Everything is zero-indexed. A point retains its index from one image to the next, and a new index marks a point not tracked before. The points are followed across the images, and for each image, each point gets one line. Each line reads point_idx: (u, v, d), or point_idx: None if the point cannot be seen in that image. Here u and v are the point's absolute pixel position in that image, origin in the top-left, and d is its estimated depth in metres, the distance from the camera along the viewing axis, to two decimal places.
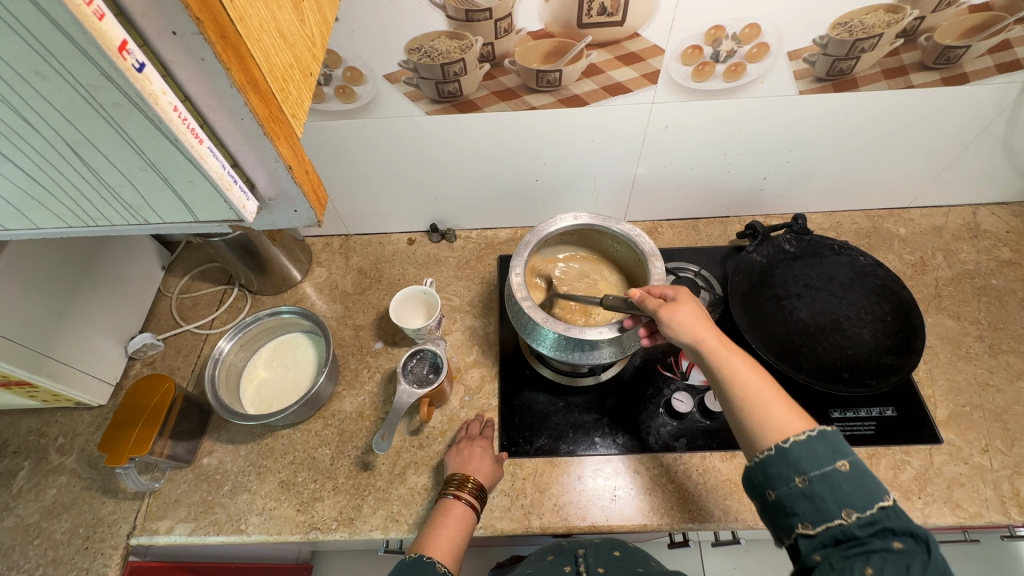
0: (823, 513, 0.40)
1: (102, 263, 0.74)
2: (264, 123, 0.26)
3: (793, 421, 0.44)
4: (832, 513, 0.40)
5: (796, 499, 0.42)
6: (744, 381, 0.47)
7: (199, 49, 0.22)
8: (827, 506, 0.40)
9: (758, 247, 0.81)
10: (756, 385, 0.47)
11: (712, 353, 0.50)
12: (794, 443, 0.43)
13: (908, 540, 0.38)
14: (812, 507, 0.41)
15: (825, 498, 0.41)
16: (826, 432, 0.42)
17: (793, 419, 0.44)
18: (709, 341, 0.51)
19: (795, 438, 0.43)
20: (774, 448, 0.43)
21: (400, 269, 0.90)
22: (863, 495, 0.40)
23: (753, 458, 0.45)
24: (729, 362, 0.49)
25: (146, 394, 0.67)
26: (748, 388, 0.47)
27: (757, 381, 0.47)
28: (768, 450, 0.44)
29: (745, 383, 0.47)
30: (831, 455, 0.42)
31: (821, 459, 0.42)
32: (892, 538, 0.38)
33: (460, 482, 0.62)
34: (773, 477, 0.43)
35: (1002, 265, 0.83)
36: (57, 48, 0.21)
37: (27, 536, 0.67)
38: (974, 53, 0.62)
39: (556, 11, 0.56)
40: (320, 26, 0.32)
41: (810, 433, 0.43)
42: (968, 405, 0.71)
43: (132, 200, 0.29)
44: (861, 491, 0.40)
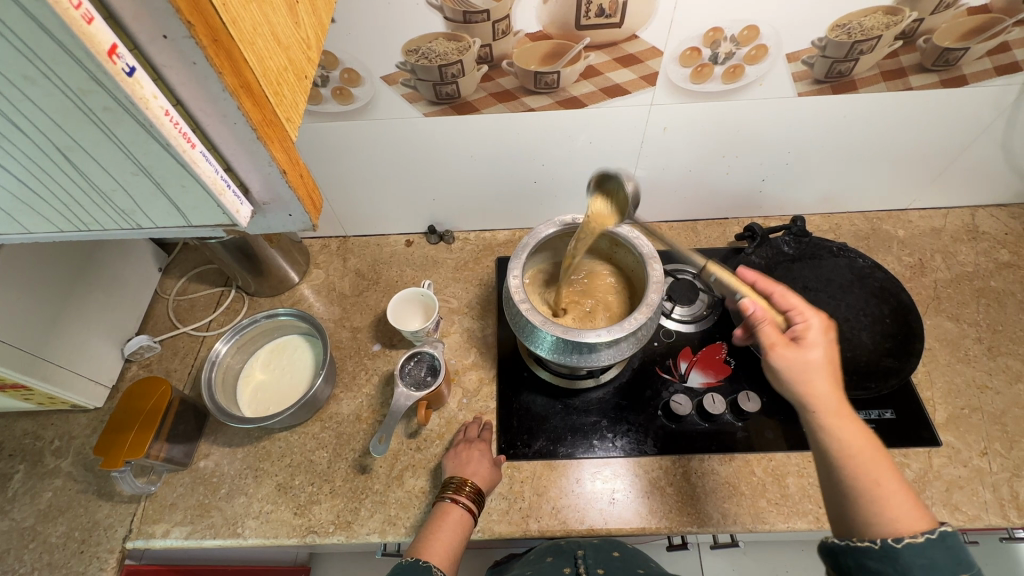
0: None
1: (98, 264, 0.73)
2: (258, 127, 0.26)
3: (910, 516, 0.40)
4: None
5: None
6: (857, 454, 0.44)
7: (191, 53, 0.22)
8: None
9: (757, 248, 0.81)
10: (872, 464, 0.43)
11: (826, 415, 0.46)
12: (908, 546, 0.39)
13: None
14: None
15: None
16: (948, 536, 0.39)
17: (911, 513, 0.41)
18: (826, 400, 0.46)
19: (912, 539, 0.39)
20: (880, 544, 0.40)
21: (398, 271, 0.90)
22: None
23: (849, 543, 0.42)
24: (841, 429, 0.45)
25: (142, 397, 0.66)
26: (864, 463, 0.43)
27: (873, 458, 0.43)
28: (872, 543, 0.41)
29: (858, 458, 0.43)
30: (949, 564, 0.38)
31: (939, 569, 0.38)
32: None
33: (458, 485, 0.62)
34: (871, 572, 0.40)
35: (1000, 267, 0.83)
36: (46, 52, 0.20)
37: (23, 540, 0.66)
38: (972, 55, 0.62)
39: (554, 13, 0.56)
40: (315, 28, 0.32)
41: (929, 538, 0.39)
42: (967, 407, 0.71)
43: (124, 205, 0.29)
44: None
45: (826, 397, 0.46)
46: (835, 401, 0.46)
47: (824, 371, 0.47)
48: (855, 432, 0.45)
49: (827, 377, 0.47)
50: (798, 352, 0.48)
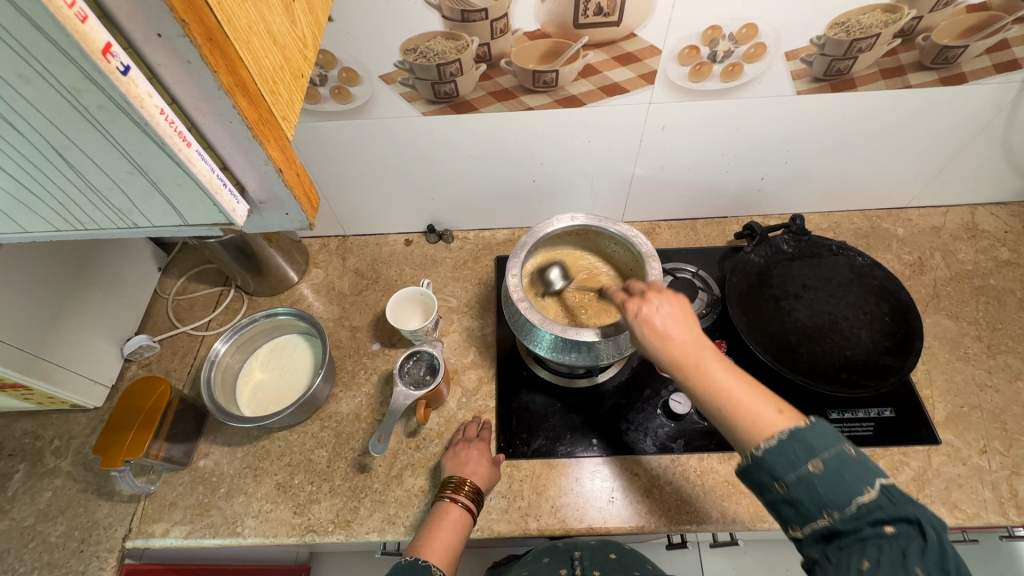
0: (808, 516, 0.38)
1: (97, 264, 0.73)
2: (254, 126, 0.26)
3: (773, 422, 0.39)
4: (815, 513, 0.38)
5: (781, 503, 0.39)
6: (725, 394, 0.40)
7: (186, 51, 0.22)
8: (810, 508, 0.38)
9: (756, 247, 0.81)
10: (734, 392, 0.40)
11: (692, 372, 0.42)
12: (766, 451, 0.38)
13: (898, 527, 0.35)
14: (795, 509, 0.39)
15: (806, 501, 0.38)
16: (795, 430, 0.38)
17: (779, 419, 0.39)
18: (682, 353, 0.43)
19: (767, 444, 0.38)
20: (751, 457, 0.39)
21: (398, 270, 0.90)
22: (846, 488, 0.37)
23: (731, 464, 0.42)
24: (710, 376, 0.41)
25: (142, 396, 0.66)
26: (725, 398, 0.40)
27: (736, 389, 0.41)
28: (742, 457, 0.40)
29: (734, 397, 0.40)
30: (803, 456, 0.38)
31: (795, 462, 0.38)
32: (880, 529, 0.36)
33: (457, 484, 0.62)
34: (757, 484, 0.40)
35: (1000, 265, 0.83)
36: (40, 51, 0.20)
37: (23, 539, 0.66)
38: (972, 53, 0.62)
39: (552, 11, 0.56)
40: (311, 27, 0.32)
41: (778, 437, 0.38)
42: (966, 405, 0.71)
43: (120, 203, 0.29)
44: (841, 488, 0.37)
45: (682, 355, 0.43)
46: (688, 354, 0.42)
47: (665, 334, 0.44)
48: (721, 368, 0.42)
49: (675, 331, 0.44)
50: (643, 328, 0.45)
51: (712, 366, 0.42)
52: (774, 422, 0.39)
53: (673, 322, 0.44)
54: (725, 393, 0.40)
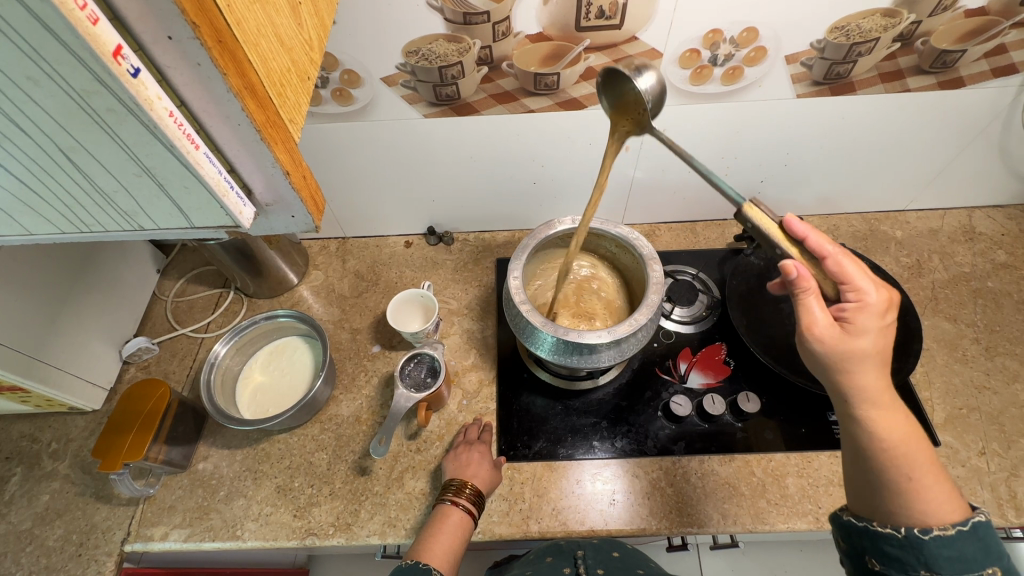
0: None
1: (96, 266, 0.73)
2: (261, 128, 0.26)
3: (946, 512, 0.40)
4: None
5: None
6: (902, 450, 0.41)
7: (196, 54, 0.22)
8: None
9: (756, 250, 0.82)
10: (916, 458, 0.41)
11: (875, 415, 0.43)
12: (935, 539, 0.39)
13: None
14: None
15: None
16: (978, 529, 0.39)
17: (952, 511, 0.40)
18: (880, 397, 0.43)
19: (942, 532, 0.39)
20: (905, 533, 0.40)
21: (398, 272, 0.89)
22: None
23: (869, 525, 0.42)
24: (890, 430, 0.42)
25: (141, 399, 0.66)
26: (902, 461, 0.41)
27: (913, 450, 0.41)
28: (896, 531, 0.41)
29: (906, 457, 0.41)
30: (976, 555, 0.39)
31: (966, 559, 0.39)
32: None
33: (458, 488, 0.62)
34: (892, 558, 0.41)
35: (997, 268, 0.84)
36: (49, 52, 0.20)
37: (20, 543, 0.66)
38: (969, 57, 0.63)
39: (554, 15, 0.56)
40: (317, 30, 0.32)
41: (960, 529, 0.39)
42: (965, 407, 0.71)
43: (126, 206, 0.29)
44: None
45: (873, 393, 0.43)
46: (880, 394, 0.43)
47: (878, 363, 0.43)
48: (905, 428, 0.42)
49: (878, 371, 0.43)
50: (843, 338, 0.43)
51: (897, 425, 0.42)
52: (954, 513, 0.40)
53: (886, 348, 0.44)
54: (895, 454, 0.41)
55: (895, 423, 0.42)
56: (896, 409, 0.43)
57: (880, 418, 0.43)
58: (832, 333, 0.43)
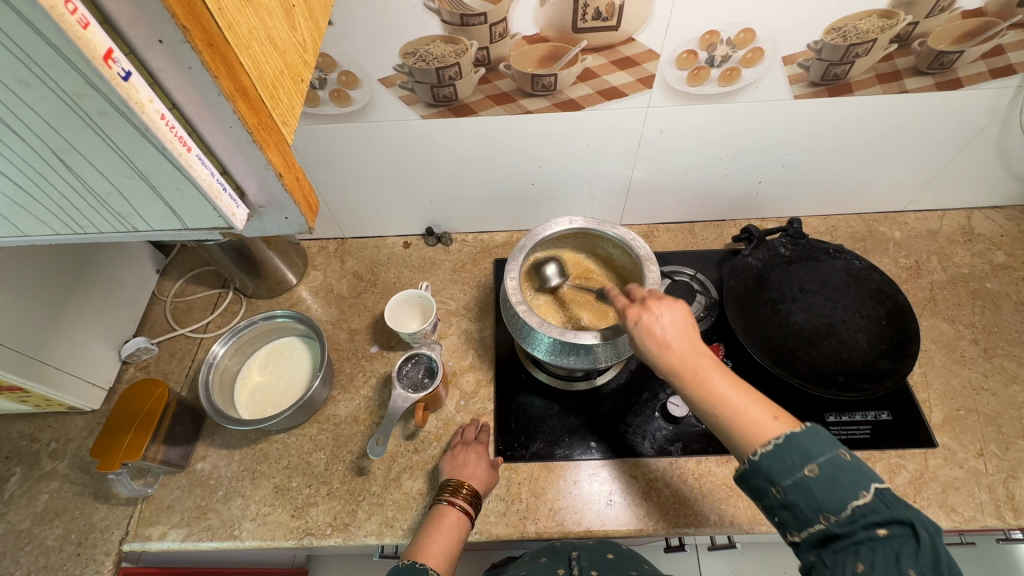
0: (806, 521, 0.40)
1: (95, 267, 0.73)
2: (254, 130, 0.26)
3: (764, 428, 0.41)
4: (812, 518, 0.39)
5: (779, 509, 0.41)
6: (734, 411, 0.42)
7: (187, 57, 0.22)
8: (807, 512, 0.40)
9: (754, 251, 0.81)
10: (744, 411, 0.42)
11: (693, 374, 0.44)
12: (763, 455, 0.40)
13: (891, 530, 0.37)
14: (794, 515, 0.40)
15: (803, 506, 0.40)
16: (793, 437, 0.40)
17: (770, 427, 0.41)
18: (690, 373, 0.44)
19: (763, 449, 0.40)
20: (747, 462, 0.41)
21: (396, 273, 0.90)
22: (840, 492, 0.38)
23: (732, 465, 0.43)
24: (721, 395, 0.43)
25: (140, 399, 0.66)
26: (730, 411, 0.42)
27: (739, 401, 0.42)
28: (740, 463, 0.42)
29: (740, 418, 0.42)
30: (800, 460, 0.40)
31: (790, 468, 0.40)
32: (874, 532, 0.37)
33: (455, 487, 0.62)
34: (755, 488, 0.42)
35: (996, 269, 0.84)
36: (40, 55, 0.20)
37: (19, 542, 0.66)
38: (967, 58, 0.63)
39: (551, 16, 0.56)
40: (311, 32, 0.32)
41: (776, 443, 0.40)
42: (963, 409, 0.71)
43: (120, 207, 0.29)
44: (836, 493, 0.39)
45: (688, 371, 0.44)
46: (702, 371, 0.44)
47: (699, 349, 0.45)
48: (728, 386, 0.43)
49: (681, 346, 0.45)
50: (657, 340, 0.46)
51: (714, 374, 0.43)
52: (771, 426, 0.41)
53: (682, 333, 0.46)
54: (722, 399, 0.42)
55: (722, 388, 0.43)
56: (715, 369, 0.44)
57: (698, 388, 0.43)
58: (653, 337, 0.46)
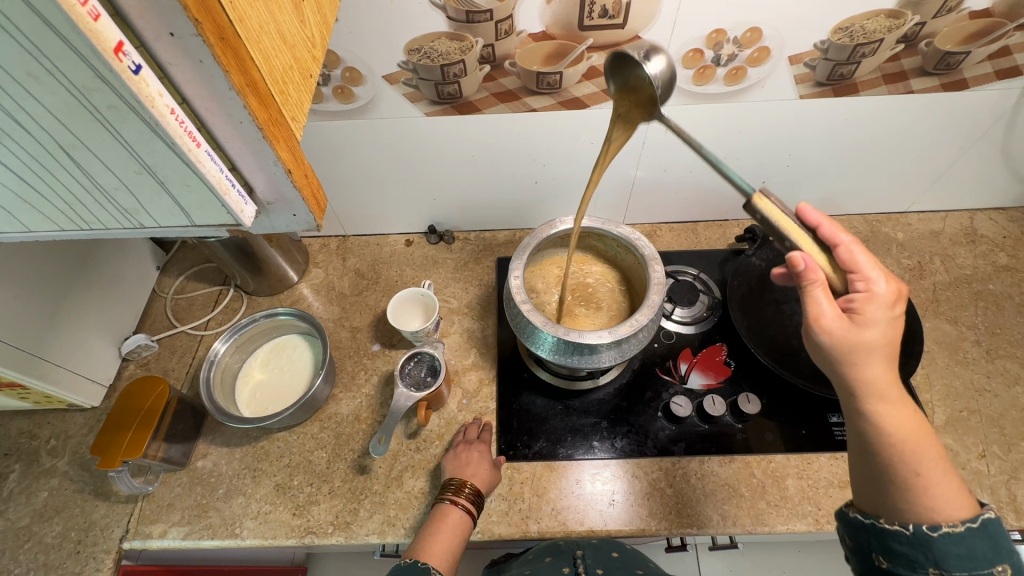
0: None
1: (96, 263, 0.73)
2: (264, 126, 0.26)
3: (943, 508, 0.39)
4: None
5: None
6: (908, 442, 0.40)
7: (198, 51, 0.22)
8: None
9: (758, 251, 0.82)
10: (926, 454, 0.40)
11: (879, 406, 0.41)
12: (944, 534, 0.38)
13: None
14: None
15: None
16: (988, 526, 0.38)
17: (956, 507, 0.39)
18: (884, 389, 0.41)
19: (948, 528, 0.38)
20: (912, 528, 0.39)
21: (398, 271, 0.89)
22: None
23: (877, 522, 0.41)
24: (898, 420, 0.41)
25: (140, 396, 0.66)
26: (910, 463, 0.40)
27: (927, 449, 0.40)
28: (901, 526, 0.39)
29: (913, 450, 0.40)
30: (987, 555, 0.37)
31: (975, 557, 0.37)
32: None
33: (458, 487, 0.61)
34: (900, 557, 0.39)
35: (999, 270, 0.84)
36: (49, 48, 0.20)
37: (18, 540, 0.66)
38: (973, 59, 0.62)
39: (557, 13, 0.56)
40: (320, 26, 0.32)
41: (968, 526, 0.38)
42: (965, 410, 0.71)
43: (127, 203, 0.29)
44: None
45: (881, 381, 0.41)
46: (888, 386, 0.41)
47: (884, 352, 0.42)
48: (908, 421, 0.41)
49: (885, 362, 0.42)
50: (853, 330, 0.42)
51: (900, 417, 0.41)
52: (961, 509, 0.39)
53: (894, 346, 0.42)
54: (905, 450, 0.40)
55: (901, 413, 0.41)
56: (907, 401, 0.41)
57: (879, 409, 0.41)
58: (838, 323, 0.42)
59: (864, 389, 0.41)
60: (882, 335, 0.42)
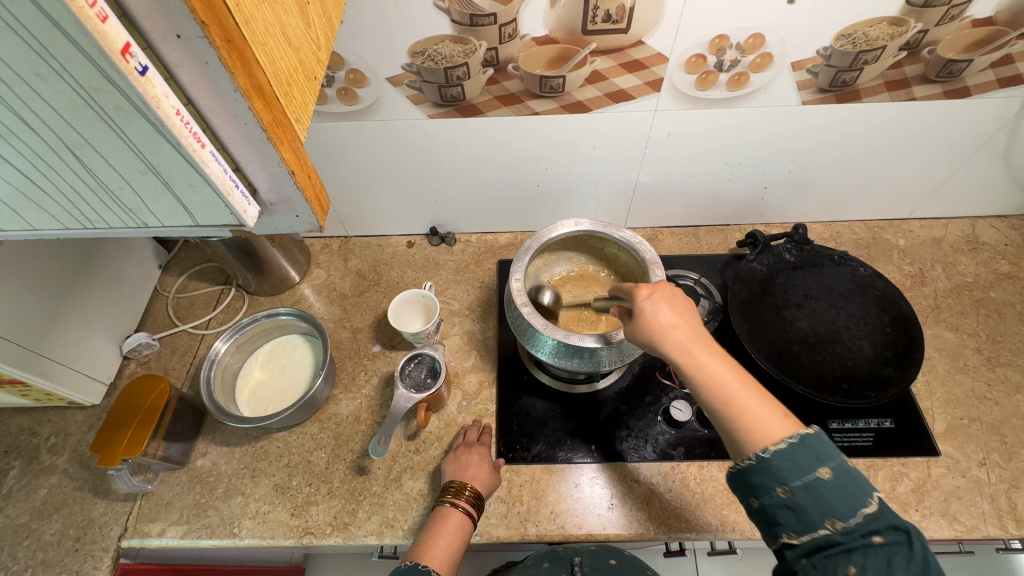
0: (808, 524, 0.39)
1: (99, 261, 0.73)
2: (268, 128, 0.26)
3: (772, 425, 0.42)
4: (817, 522, 0.39)
5: (779, 510, 0.41)
6: (724, 385, 0.44)
7: (205, 52, 0.22)
8: (811, 516, 0.39)
9: (758, 256, 0.81)
10: (735, 394, 0.44)
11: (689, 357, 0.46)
12: (774, 453, 0.41)
13: (891, 536, 0.37)
14: (796, 517, 0.40)
15: (809, 509, 0.39)
16: (806, 437, 0.41)
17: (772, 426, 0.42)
18: (686, 342, 0.47)
19: (775, 447, 0.41)
20: (754, 457, 0.41)
21: (399, 272, 0.89)
22: (849, 499, 0.39)
23: (734, 464, 0.43)
24: (707, 367, 0.45)
25: (141, 395, 0.66)
26: (726, 394, 0.44)
27: (738, 390, 0.44)
28: (748, 459, 0.42)
29: (727, 387, 0.44)
30: (811, 462, 0.40)
31: (801, 468, 0.40)
32: (872, 539, 0.38)
33: (458, 489, 0.61)
34: (757, 487, 0.42)
35: (1000, 278, 0.84)
36: (57, 48, 0.20)
37: (17, 537, 0.66)
38: (975, 67, 0.63)
39: (561, 18, 0.56)
40: (324, 29, 0.32)
41: (789, 441, 0.41)
42: (966, 418, 0.71)
43: (131, 203, 0.29)
44: (845, 499, 0.39)
45: (684, 343, 0.47)
46: (692, 340, 0.47)
47: (681, 325, 0.48)
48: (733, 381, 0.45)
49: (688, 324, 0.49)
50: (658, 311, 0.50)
51: (716, 364, 0.46)
52: (781, 425, 0.42)
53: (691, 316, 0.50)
54: (726, 392, 0.44)
55: (707, 356, 0.46)
56: (715, 347, 0.47)
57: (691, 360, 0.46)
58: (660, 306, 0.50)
59: (676, 349, 0.47)
60: (675, 312, 0.50)
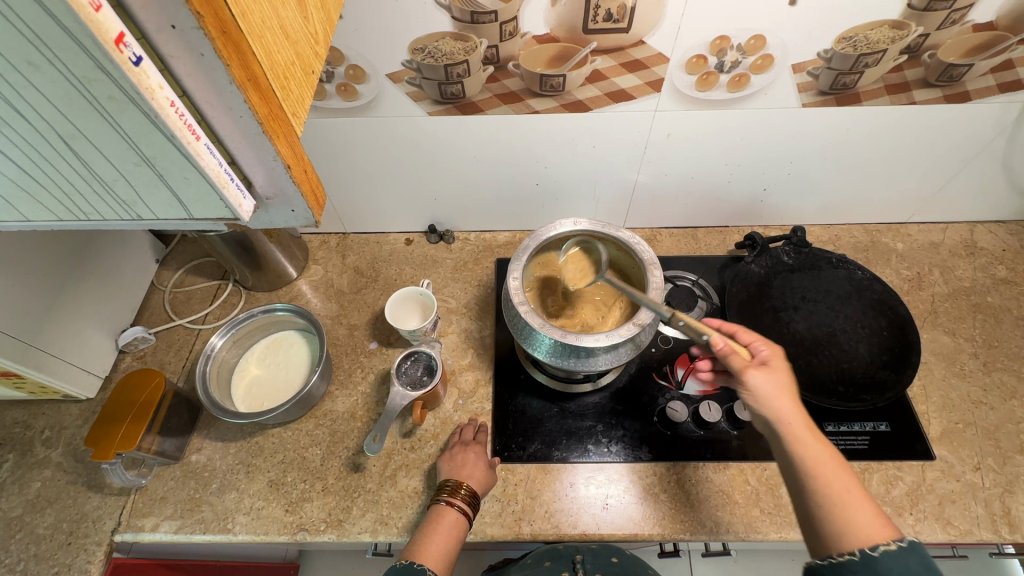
0: None
1: (96, 255, 0.73)
2: (264, 121, 0.26)
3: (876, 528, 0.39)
4: None
5: None
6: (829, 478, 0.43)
7: (200, 44, 0.22)
8: None
9: (756, 258, 0.81)
10: (841, 489, 0.42)
11: (798, 437, 0.45)
12: (885, 553, 0.38)
13: None
14: None
15: None
16: (916, 545, 0.39)
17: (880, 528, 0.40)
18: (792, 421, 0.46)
19: (886, 546, 0.38)
20: (859, 553, 0.39)
21: (397, 269, 0.89)
22: None
23: (826, 558, 0.40)
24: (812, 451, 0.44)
25: (136, 389, 0.66)
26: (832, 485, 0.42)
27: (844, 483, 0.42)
28: (850, 554, 0.39)
29: (831, 478, 0.43)
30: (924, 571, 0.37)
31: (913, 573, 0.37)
32: None
33: (454, 488, 0.61)
34: None
35: (997, 283, 0.84)
36: (50, 37, 0.20)
37: (10, 530, 0.66)
38: (975, 72, 0.62)
39: (563, 16, 0.56)
40: (323, 24, 0.32)
41: (900, 544, 0.38)
42: (961, 422, 0.71)
43: (125, 194, 0.29)
44: None
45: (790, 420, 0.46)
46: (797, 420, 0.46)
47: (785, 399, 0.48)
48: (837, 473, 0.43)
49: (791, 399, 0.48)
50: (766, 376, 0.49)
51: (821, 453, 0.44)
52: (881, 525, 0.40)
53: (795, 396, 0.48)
54: (829, 484, 0.42)
55: (811, 440, 0.45)
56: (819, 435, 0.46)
57: (796, 440, 0.45)
58: (759, 373, 0.49)
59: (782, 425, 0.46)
60: (780, 383, 0.49)
